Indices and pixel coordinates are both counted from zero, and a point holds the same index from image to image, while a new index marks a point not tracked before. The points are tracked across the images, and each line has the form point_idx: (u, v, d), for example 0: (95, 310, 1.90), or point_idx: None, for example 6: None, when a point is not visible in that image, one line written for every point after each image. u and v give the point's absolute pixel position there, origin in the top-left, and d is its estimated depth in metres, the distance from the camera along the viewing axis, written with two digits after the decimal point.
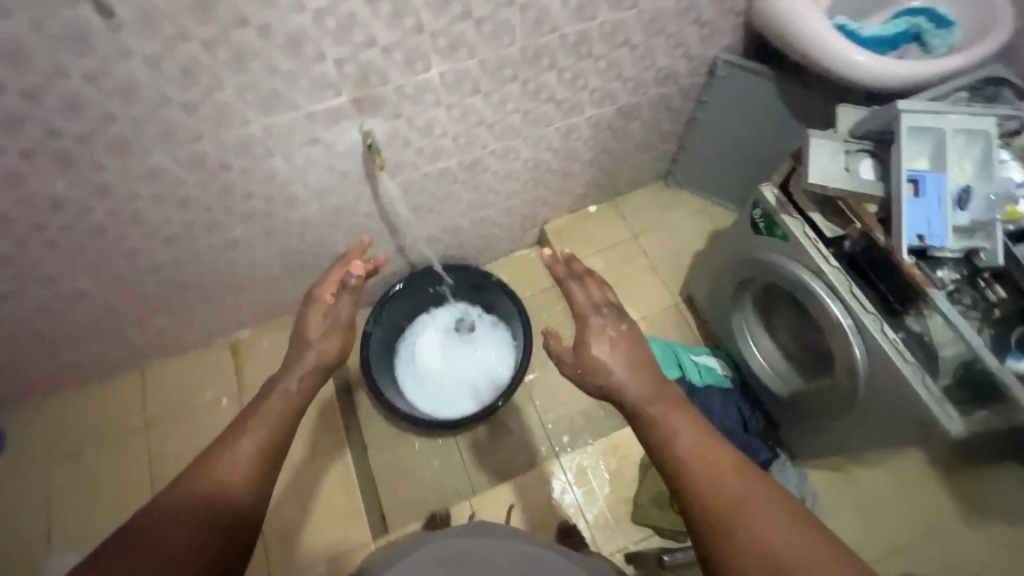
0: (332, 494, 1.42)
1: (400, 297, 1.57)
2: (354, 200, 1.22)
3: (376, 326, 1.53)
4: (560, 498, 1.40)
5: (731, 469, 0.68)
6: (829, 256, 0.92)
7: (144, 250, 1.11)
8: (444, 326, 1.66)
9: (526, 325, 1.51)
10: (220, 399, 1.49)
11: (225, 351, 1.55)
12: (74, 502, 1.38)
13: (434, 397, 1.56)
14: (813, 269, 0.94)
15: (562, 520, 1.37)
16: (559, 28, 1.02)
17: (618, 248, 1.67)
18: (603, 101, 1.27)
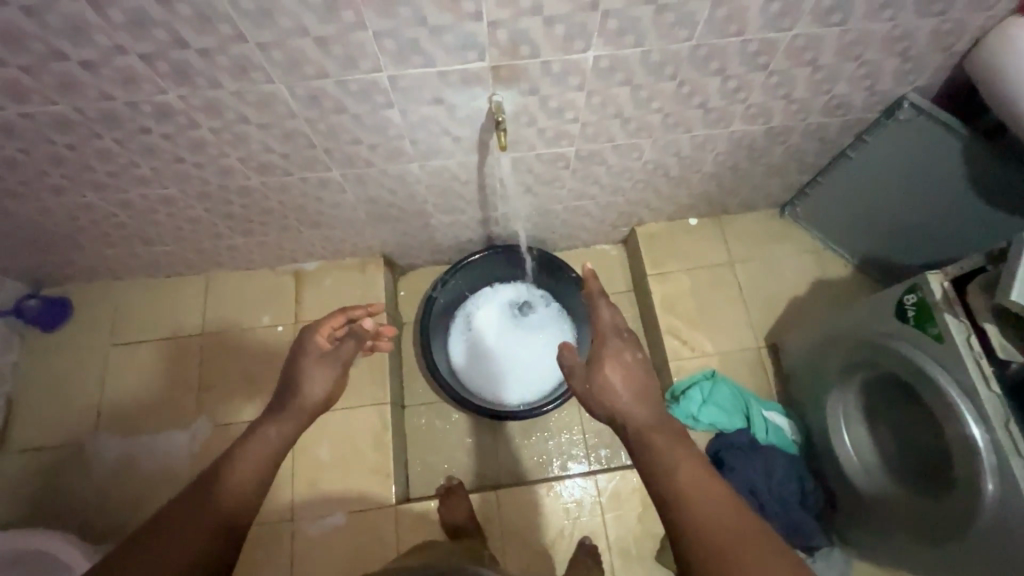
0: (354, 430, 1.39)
1: (473, 267, 1.50)
2: (457, 165, 1.13)
3: (440, 292, 1.47)
4: (588, 515, 1.33)
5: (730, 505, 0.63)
6: (992, 379, 0.80)
7: (237, 171, 1.06)
8: (506, 306, 1.57)
9: None
10: (276, 325, 1.49)
11: (288, 277, 1.53)
12: (125, 390, 1.42)
13: (483, 376, 1.49)
14: (964, 386, 0.82)
15: (583, 539, 1.31)
16: (747, 33, 0.86)
17: (711, 270, 1.53)
18: (755, 118, 1.11)
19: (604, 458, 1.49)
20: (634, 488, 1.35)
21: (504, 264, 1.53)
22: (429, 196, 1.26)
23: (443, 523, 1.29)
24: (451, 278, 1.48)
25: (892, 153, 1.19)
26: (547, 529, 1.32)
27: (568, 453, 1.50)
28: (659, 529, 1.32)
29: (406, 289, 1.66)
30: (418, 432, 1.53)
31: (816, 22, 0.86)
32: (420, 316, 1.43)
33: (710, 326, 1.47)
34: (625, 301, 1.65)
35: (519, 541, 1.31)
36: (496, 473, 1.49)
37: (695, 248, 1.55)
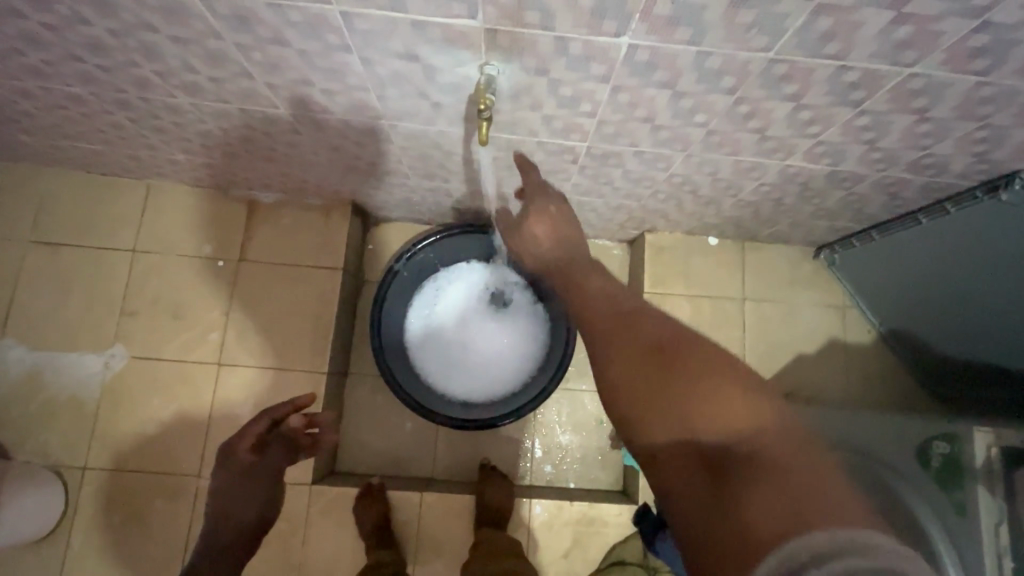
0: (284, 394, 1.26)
1: (446, 245, 1.34)
2: (438, 133, 0.91)
3: (406, 268, 1.33)
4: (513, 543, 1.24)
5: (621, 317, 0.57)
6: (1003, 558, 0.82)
7: (158, 86, 0.84)
8: (481, 289, 1.36)
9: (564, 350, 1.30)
10: (217, 260, 1.31)
11: (240, 206, 1.33)
12: (39, 298, 1.27)
13: (437, 366, 1.33)
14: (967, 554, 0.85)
15: None
16: (848, 59, 0.61)
17: (716, 303, 1.33)
18: (821, 158, 0.86)
19: (547, 477, 1.38)
20: (569, 522, 1.24)
21: (483, 249, 1.35)
22: (404, 159, 1.04)
23: (356, 522, 1.20)
24: (420, 251, 1.33)
25: (953, 240, 1.00)
26: (465, 543, 1.23)
27: (511, 461, 1.39)
28: (584, 569, 1.22)
29: (375, 243, 1.46)
30: (357, 404, 1.40)
31: (948, 64, 0.61)
32: (378, 288, 1.31)
33: None
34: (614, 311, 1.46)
35: (433, 548, 1.23)
36: (431, 465, 1.38)
37: (707, 275, 1.33)
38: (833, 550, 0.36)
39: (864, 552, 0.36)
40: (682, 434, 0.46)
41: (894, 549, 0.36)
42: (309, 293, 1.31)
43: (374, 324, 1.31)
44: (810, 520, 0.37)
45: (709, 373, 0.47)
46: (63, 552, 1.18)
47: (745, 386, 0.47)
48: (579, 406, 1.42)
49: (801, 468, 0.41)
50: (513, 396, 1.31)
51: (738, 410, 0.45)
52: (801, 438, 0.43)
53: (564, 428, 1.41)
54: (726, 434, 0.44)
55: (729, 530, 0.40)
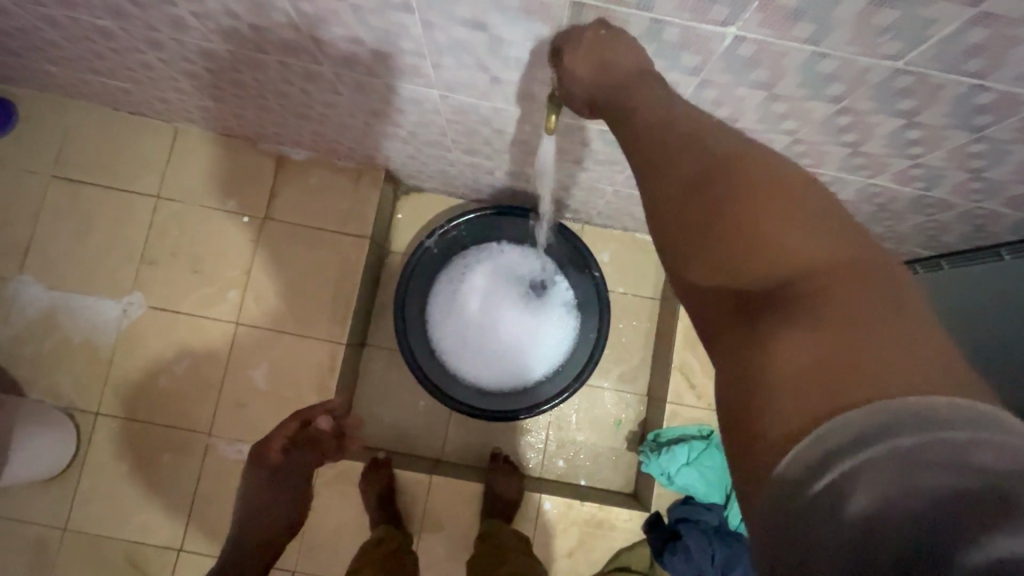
0: (300, 359, 1.23)
1: (484, 225, 1.28)
2: (491, 110, 0.83)
3: (437, 244, 1.28)
4: None
5: (679, 132, 0.46)
6: None
7: (193, 27, 0.76)
8: (517, 271, 1.30)
9: (595, 348, 1.25)
10: (242, 216, 1.26)
11: (268, 160, 1.27)
12: (59, 235, 1.23)
13: (458, 347, 1.27)
14: None
15: None
16: (988, 78, 0.52)
17: None
18: (912, 180, 0.78)
19: (558, 470, 1.36)
20: (577, 522, 1.22)
21: (519, 233, 1.29)
22: (448, 131, 0.96)
23: (363, 499, 1.19)
24: (452, 228, 1.27)
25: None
26: (468, 531, 1.21)
27: (522, 450, 1.36)
28: (586, 570, 1.21)
29: (405, 213, 1.40)
30: (372, 377, 1.37)
31: None
32: (406, 262, 1.26)
33: None
34: (646, 310, 1.40)
35: (438, 532, 1.21)
36: (441, 446, 1.36)
37: None
38: (892, 417, 0.31)
39: (926, 431, 0.30)
40: (730, 283, 0.41)
41: (977, 435, 0.29)
42: (333, 260, 1.26)
43: (398, 300, 1.26)
44: (872, 376, 0.33)
45: (775, 213, 0.40)
46: (72, 493, 1.18)
47: (819, 227, 0.39)
48: (598, 404, 1.38)
49: (871, 330, 0.34)
50: (533, 389, 1.26)
51: (802, 257, 0.38)
52: (880, 295, 0.36)
53: (581, 424, 1.38)
54: (788, 288, 0.38)
55: (772, 381, 0.36)
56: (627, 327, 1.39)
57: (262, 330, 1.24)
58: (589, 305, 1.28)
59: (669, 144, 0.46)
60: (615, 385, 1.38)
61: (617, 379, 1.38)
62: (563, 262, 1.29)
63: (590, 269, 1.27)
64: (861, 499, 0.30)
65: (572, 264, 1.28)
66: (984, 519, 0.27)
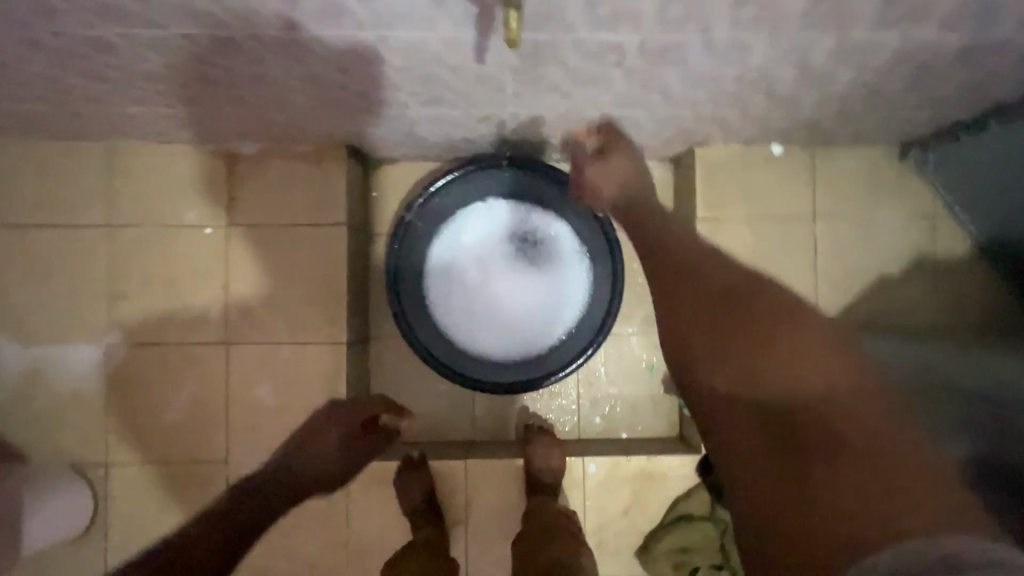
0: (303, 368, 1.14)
1: (463, 185, 1.16)
2: (442, 45, 0.70)
3: (420, 215, 1.16)
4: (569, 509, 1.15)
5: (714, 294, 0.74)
6: None
7: (66, 13, 0.63)
8: (505, 231, 1.19)
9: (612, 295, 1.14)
10: (204, 227, 1.15)
11: (219, 161, 1.15)
12: (17, 287, 1.13)
13: (460, 321, 1.18)
14: None
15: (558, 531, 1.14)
16: None
17: (782, 225, 1.14)
18: (961, 23, 0.64)
19: (597, 428, 1.28)
20: (628, 478, 1.15)
21: (506, 184, 1.16)
22: (401, 83, 0.83)
23: (400, 499, 1.12)
24: (433, 195, 1.15)
25: None
26: (515, 509, 1.15)
27: (556, 414, 1.29)
28: (646, 525, 1.14)
29: (380, 190, 1.28)
30: (384, 370, 1.29)
31: None
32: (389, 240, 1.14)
33: None
34: None
35: (485, 515, 1.15)
36: (471, 426, 1.29)
37: (771, 192, 1.14)
38: (898, 557, 0.50)
39: (929, 538, 0.51)
40: (757, 406, 0.67)
41: (927, 554, 0.49)
42: (314, 255, 1.15)
43: (391, 281, 1.15)
44: (889, 502, 0.55)
45: (780, 355, 0.67)
46: (105, 548, 1.14)
47: (830, 369, 0.65)
48: (626, 351, 1.29)
49: (874, 459, 0.58)
50: (547, 356, 1.17)
51: (804, 377, 0.65)
52: (860, 425, 0.61)
53: (612, 376, 1.29)
54: (799, 422, 0.64)
55: (822, 502, 0.58)
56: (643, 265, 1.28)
57: (256, 344, 1.14)
58: (595, 251, 1.16)
59: (717, 293, 0.74)
60: (641, 329, 1.29)
61: (642, 321, 1.28)
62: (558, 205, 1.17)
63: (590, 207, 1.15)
64: (882, 561, 0.51)
65: (565, 209, 1.17)
66: (934, 565, 0.48)
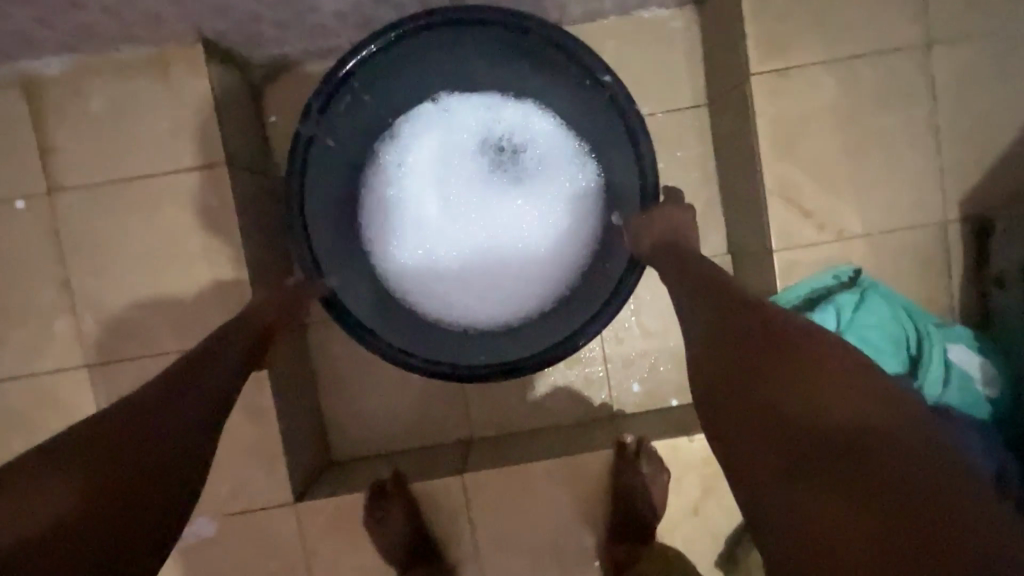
0: None
1: (390, 72, 0.76)
2: None
3: (332, 128, 0.76)
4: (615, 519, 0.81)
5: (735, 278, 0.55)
6: None
7: None
8: (467, 140, 0.83)
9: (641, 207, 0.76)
10: (16, 199, 0.76)
11: (14, 92, 0.74)
12: None
13: (421, 280, 0.83)
14: None
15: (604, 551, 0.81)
16: None
17: (880, 63, 0.75)
18: None
19: (636, 398, 0.94)
20: (694, 466, 0.81)
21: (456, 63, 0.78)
22: None
23: (377, 543, 0.78)
24: (346, 92, 0.75)
25: None
26: (542, 534, 0.81)
27: (577, 389, 0.94)
28: (725, 525, 0.82)
29: (281, 112, 0.88)
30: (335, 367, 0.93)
31: None
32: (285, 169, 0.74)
33: (864, 183, 0.76)
34: (689, 129, 0.91)
35: (500, 547, 0.82)
36: (466, 421, 0.95)
37: (858, 15, 0.74)
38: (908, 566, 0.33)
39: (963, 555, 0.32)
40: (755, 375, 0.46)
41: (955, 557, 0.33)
42: (187, 217, 0.76)
43: (298, 237, 0.76)
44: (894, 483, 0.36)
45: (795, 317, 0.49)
46: None
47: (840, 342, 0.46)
48: (662, 290, 0.93)
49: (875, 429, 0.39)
50: (555, 315, 0.81)
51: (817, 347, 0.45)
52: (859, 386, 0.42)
53: (646, 326, 0.93)
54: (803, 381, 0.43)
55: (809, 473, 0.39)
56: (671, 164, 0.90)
57: (131, 360, 0.78)
58: (606, 145, 0.78)
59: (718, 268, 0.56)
60: None
61: None
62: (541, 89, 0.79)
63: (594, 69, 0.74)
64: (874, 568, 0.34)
65: (553, 91, 0.79)
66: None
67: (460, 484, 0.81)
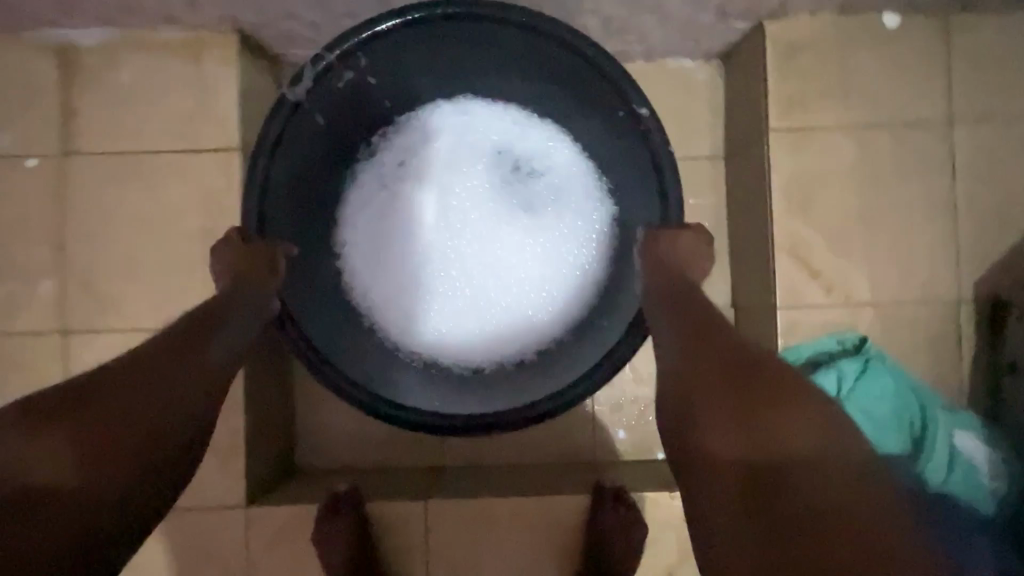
0: None
1: (396, 54, 0.71)
2: None
3: (320, 103, 0.70)
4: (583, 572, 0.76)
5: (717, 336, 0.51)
6: None
7: None
8: (472, 154, 0.83)
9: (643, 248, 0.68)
10: (27, 157, 0.76)
11: (48, 56, 0.76)
12: None
13: (393, 280, 0.81)
14: None
15: None
16: None
17: (900, 133, 0.74)
18: None
19: (620, 445, 0.90)
20: (672, 526, 0.76)
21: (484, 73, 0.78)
22: None
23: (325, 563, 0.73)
24: (350, 69, 0.70)
25: None
26: None
27: (560, 428, 0.90)
28: None
29: None
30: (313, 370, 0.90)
31: None
32: (257, 133, 0.66)
33: (876, 250, 0.74)
34: (703, 177, 0.90)
35: None
36: (440, 446, 0.90)
37: (881, 85, 0.74)
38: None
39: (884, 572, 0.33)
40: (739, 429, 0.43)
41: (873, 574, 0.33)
42: (191, 196, 0.76)
43: (253, 214, 0.67)
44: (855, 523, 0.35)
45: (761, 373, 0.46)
46: None
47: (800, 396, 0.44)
48: None
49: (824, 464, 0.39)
50: (553, 355, 0.77)
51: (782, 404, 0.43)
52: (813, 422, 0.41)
53: (640, 371, 0.90)
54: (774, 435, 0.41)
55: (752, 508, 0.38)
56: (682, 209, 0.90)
57: (108, 332, 0.76)
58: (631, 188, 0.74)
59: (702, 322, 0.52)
60: None
61: None
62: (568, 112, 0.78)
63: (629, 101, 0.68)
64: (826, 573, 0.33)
65: (586, 118, 0.76)
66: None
67: (422, 511, 0.76)
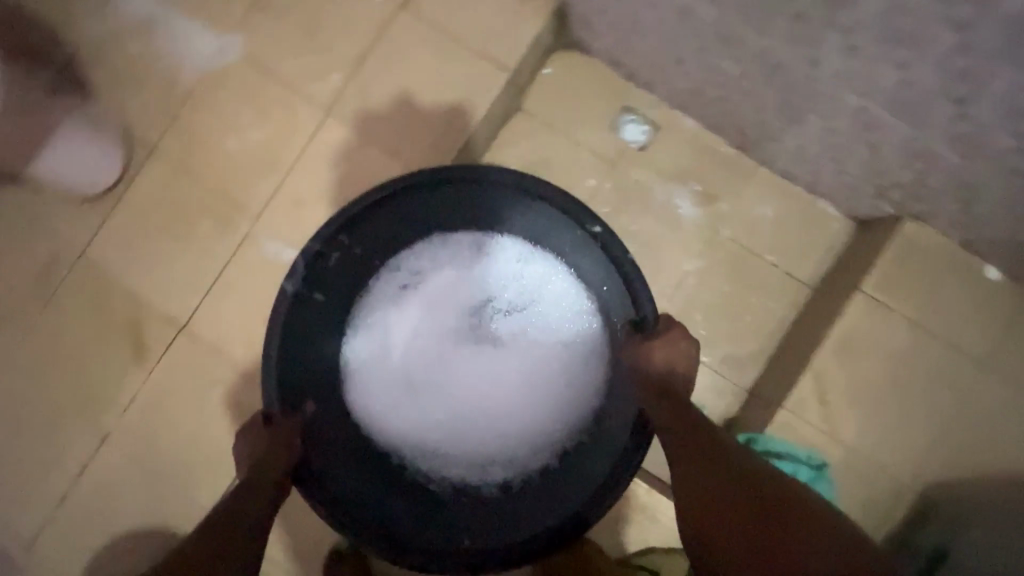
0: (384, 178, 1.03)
1: (422, 202, 0.94)
2: None
3: (319, 286, 0.92)
4: None
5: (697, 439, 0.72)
6: None
7: None
8: (465, 296, 1.02)
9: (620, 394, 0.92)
10: None
11: None
12: None
13: (387, 399, 0.99)
14: None
15: None
16: None
17: (952, 351, 0.92)
18: None
19: None
20: None
21: (483, 210, 0.97)
22: None
23: None
24: (357, 243, 0.93)
25: None
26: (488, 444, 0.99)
27: None
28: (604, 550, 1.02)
29: (557, 71, 1.16)
30: None
31: None
32: (268, 324, 0.86)
33: (877, 415, 0.94)
34: (790, 294, 1.11)
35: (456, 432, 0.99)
36: None
37: (959, 310, 0.93)
38: None
39: None
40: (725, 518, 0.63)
41: None
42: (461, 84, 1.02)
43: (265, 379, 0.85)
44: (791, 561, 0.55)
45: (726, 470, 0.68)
46: (104, 222, 1.05)
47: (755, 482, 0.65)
48: None
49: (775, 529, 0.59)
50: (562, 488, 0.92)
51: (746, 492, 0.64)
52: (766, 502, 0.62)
53: None
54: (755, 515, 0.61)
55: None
56: (760, 305, 1.11)
57: (355, 131, 1.03)
58: (608, 306, 0.95)
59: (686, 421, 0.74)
60: (715, 365, 1.11)
61: (720, 356, 1.11)
62: (551, 246, 0.97)
63: (585, 220, 0.91)
64: None
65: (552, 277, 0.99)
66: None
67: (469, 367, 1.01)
